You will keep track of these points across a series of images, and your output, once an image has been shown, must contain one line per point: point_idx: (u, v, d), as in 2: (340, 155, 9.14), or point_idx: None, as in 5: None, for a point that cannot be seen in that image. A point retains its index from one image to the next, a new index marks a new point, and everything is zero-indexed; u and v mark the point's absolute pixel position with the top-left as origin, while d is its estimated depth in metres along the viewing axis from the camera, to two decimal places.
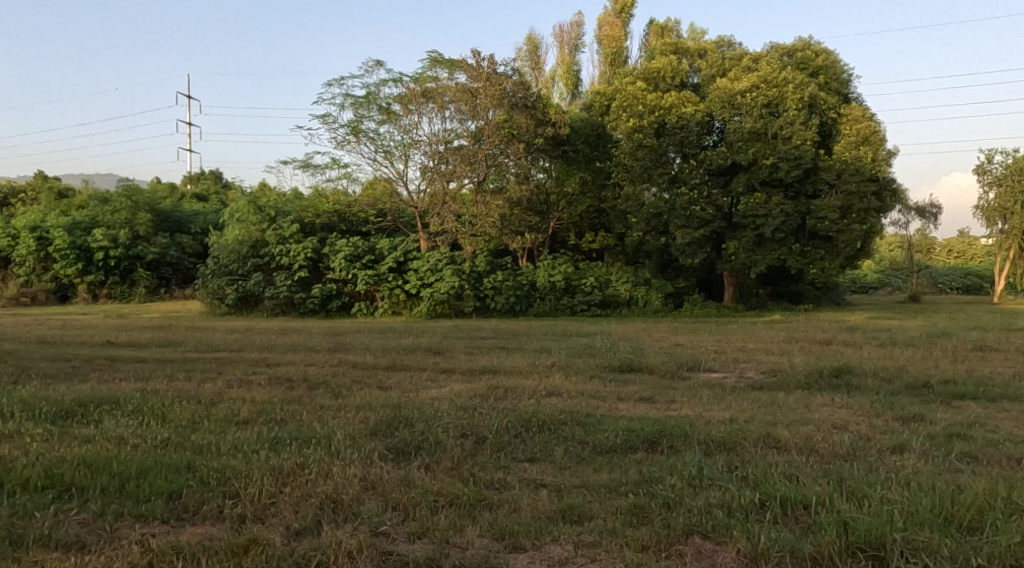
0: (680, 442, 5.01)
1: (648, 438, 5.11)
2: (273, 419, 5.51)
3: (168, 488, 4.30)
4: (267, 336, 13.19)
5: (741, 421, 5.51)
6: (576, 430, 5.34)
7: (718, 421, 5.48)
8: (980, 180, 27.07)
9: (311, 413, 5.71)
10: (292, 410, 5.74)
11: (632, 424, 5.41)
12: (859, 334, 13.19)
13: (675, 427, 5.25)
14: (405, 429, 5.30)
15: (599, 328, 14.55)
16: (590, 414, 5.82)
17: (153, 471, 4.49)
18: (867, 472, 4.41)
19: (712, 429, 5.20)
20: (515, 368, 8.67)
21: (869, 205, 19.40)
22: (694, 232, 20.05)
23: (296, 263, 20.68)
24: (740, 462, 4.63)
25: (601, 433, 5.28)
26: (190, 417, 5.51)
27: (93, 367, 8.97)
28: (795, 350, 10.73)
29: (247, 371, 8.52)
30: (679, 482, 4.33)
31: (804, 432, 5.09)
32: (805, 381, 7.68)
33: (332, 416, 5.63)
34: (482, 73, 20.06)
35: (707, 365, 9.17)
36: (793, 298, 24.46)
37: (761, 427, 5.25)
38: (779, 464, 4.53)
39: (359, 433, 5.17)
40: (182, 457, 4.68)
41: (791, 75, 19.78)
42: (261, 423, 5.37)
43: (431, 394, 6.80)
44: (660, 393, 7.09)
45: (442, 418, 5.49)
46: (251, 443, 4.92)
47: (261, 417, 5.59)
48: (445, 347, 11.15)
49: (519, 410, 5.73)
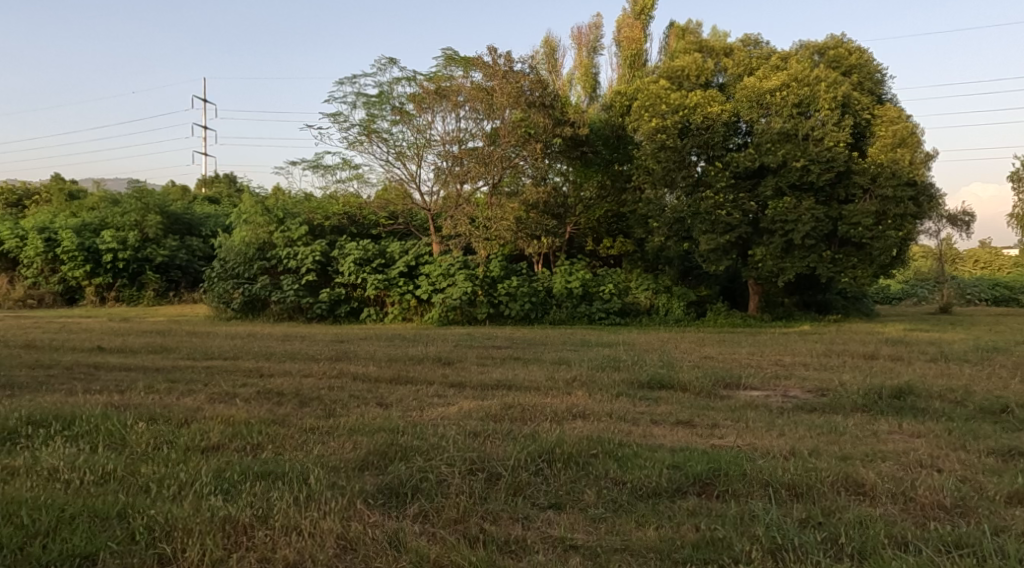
0: (739, 488, 4.15)
1: (695, 478, 4.26)
2: (247, 445, 4.70)
3: (83, 549, 3.51)
4: (269, 344, 12.41)
5: (805, 454, 4.64)
6: (609, 465, 4.48)
7: (776, 455, 4.61)
8: (1016, 186, 25.93)
9: (294, 437, 4.89)
10: (272, 433, 4.93)
11: (676, 457, 4.54)
12: (903, 348, 12.19)
13: (731, 464, 4.37)
14: (402, 462, 4.47)
15: (621, 338, 13.65)
16: (625, 441, 4.95)
17: (73, 523, 3.71)
18: (997, 544, 3.51)
19: (776, 469, 4.32)
20: (531, 383, 7.81)
21: (906, 210, 18.36)
22: (719, 237, 19.12)
23: (304, 267, 19.84)
24: (825, 522, 3.76)
25: (637, 469, 4.42)
26: (148, 441, 4.71)
27: (71, 376, 8.22)
28: (838, 365, 9.80)
29: (235, 382, 7.71)
30: (756, 552, 3.48)
31: (896, 478, 4.20)
32: (863, 402, 6.76)
33: (319, 442, 4.81)
34: (498, 71, 19.33)
35: (746, 381, 8.28)
36: (821, 308, 23.45)
37: (830, 466, 4.38)
38: (876, 528, 3.67)
39: (347, 469, 4.35)
40: (117, 502, 3.89)
41: (823, 74, 18.83)
42: (232, 452, 4.56)
43: (438, 414, 5.97)
44: (698, 414, 6.23)
45: (447, 447, 4.66)
46: (209, 483, 4.11)
47: (234, 441, 4.78)
48: (456, 357, 10.28)
49: (540, 437, 4.88)
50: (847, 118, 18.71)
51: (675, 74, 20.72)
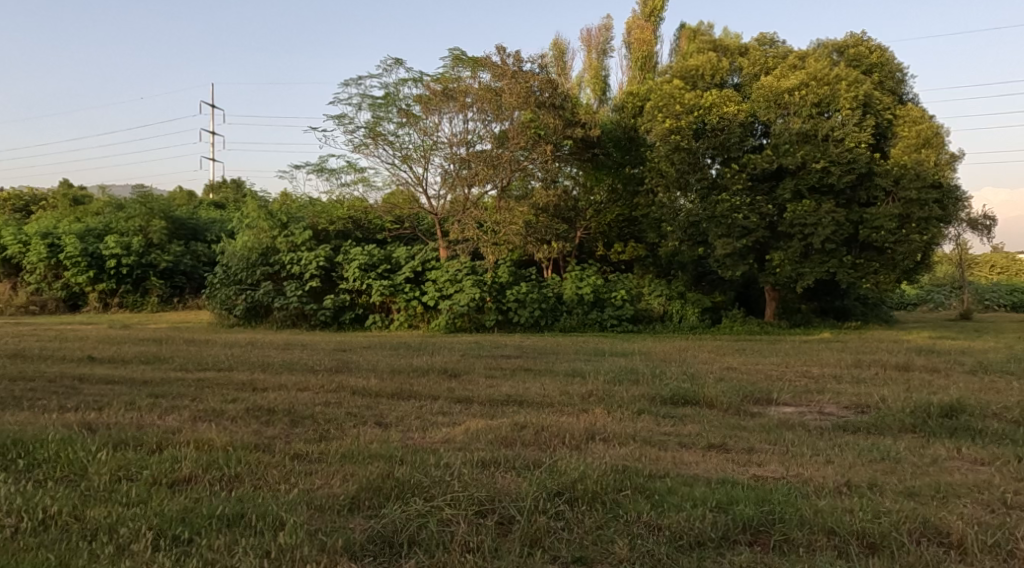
0: (798, 540, 3.61)
1: (737, 528, 3.71)
2: (222, 482, 4.17)
3: None
4: (268, 353, 11.85)
5: (863, 497, 4.08)
6: (636, 509, 3.92)
7: (830, 499, 4.05)
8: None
9: (278, 471, 4.35)
10: (253, 463, 4.42)
11: (713, 499, 3.98)
12: (934, 358, 11.54)
13: (780, 510, 3.82)
14: (399, 505, 3.92)
15: (636, 347, 13.01)
16: (652, 476, 4.38)
17: None
18: None
19: (835, 518, 3.77)
20: (544, 398, 7.23)
21: (931, 213, 17.65)
22: (736, 242, 18.51)
23: (307, 272, 19.32)
24: None
25: (669, 514, 3.89)
26: (110, 477, 4.19)
27: (51, 390, 7.66)
28: (871, 378, 9.16)
29: (225, 397, 7.15)
30: None
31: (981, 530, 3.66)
32: (911, 422, 6.14)
33: (305, 475, 4.30)
34: (508, 71, 18.81)
35: (776, 396, 7.66)
36: (839, 315, 22.77)
37: (895, 514, 3.81)
38: None
39: (336, 517, 3.81)
40: (51, 558, 3.36)
41: (843, 72, 18.20)
42: (203, 492, 4.02)
43: (442, 435, 5.40)
44: (731, 436, 5.65)
45: (451, 484, 4.13)
46: (171, 536, 3.57)
47: (207, 475, 4.24)
48: (463, 368, 9.71)
49: (556, 469, 4.35)
50: (869, 118, 18.07)
51: (689, 73, 20.14)
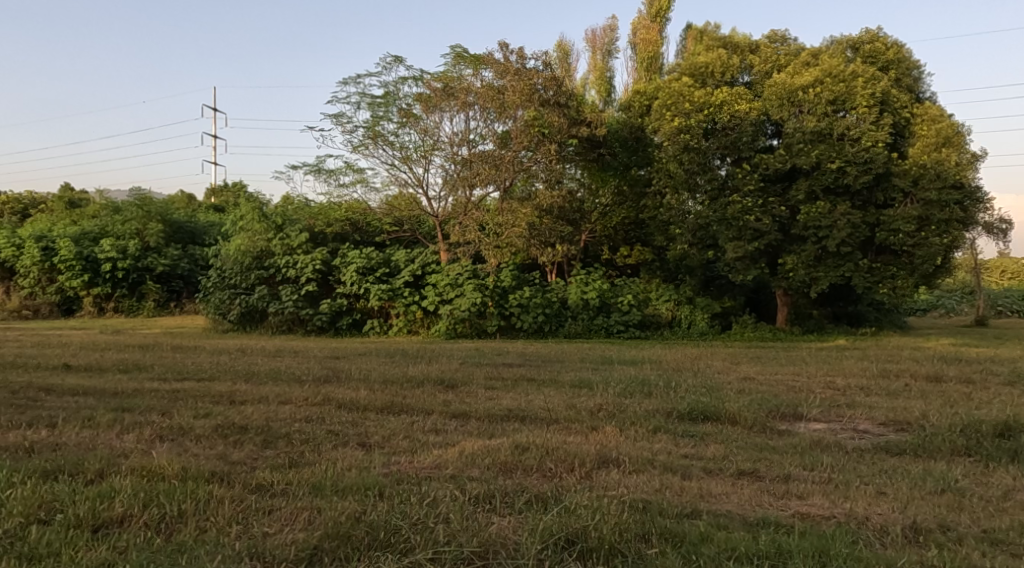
0: None
1: None
2: (168, 530, 3.59)
3: None
4: (256, 361, 11.17)
5: (937, 551, 3.50)
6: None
7: (891, 553, 3.43)
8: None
9: (236, 513, 3.75)
10: (203, 506, 3.82)
11: (752, 555, 3.39)
12: (963, 367, 10.83)
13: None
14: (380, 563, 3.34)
15: (645, 356, 12.32)
16: (674, 519, 3.78)
17: None
18: None
19: None
20: (550, 413, 6.56)
21: (952, 216, 16.99)
22: (748, 245, 17.82)
23: (303, 276, 18.67)
24: None
25: None
26: (34, 523, 3.60)
27: (10, 402, 7.01)
28: (902, 390, 8.47)
29: (197, 411, 6.49)
30: None
31: None
32: (965, 442, 5.50)
33: (265, 520, 3.70)
34: (511, 68, 18.19)
35: (803, 411, 6.98)
36: (852, 321, 22.06)
37: None
38: None
39: None
40: None
41: (859, 69, 17.53)
42: (143, 544, 3.45)
43: (433, 459, 4.75)
44: (759, 461, 5.00)
45: (435, 535, 3.53)
46: None
47: (150, 521, 3.66)
48: (461, 377, 9.02)
49: (557, 512, 3.75)
50: (886, 116, 17.38)
51: (698, 71, 19.48)
